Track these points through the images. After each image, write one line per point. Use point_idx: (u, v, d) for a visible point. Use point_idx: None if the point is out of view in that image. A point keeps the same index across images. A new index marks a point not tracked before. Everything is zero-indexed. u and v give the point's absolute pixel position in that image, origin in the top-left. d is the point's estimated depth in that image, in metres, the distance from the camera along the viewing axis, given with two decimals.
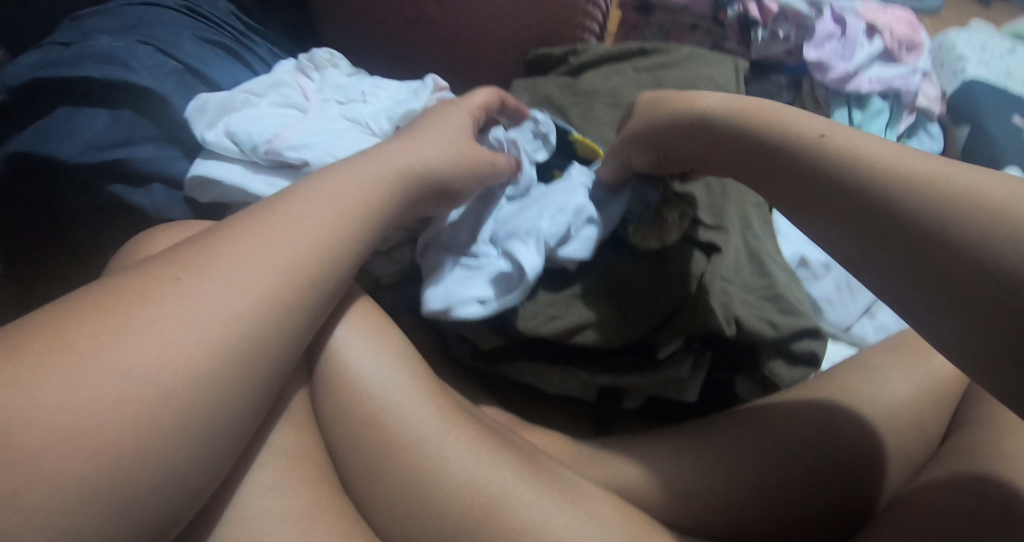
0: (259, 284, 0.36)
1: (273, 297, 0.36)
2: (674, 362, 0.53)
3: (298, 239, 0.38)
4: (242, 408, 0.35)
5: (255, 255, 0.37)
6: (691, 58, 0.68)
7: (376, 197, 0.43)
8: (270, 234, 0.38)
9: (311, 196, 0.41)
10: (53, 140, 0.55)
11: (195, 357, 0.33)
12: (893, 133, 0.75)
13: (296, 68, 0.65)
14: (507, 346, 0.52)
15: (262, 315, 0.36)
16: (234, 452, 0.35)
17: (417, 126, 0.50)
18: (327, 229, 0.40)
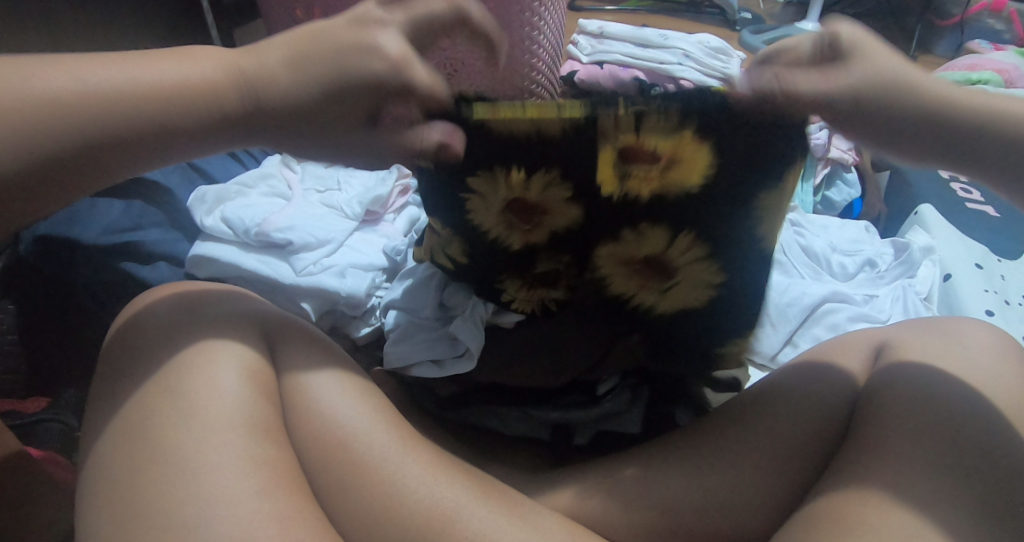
0: (219, 407, 0.45)
1: (243, 404, 0.46)
2: (612, 396, 0.62)
3: (222, 373, 0.47)
4: (235, 377, 0.47)
5: (215, 407, 0.45)
6: None
7: (239, 342, 0.50)
8: (205, 394, 0.45)
9: (198, 337, 0.49)
10: (76, 224, 0.65)
11: (234, 432, 0.45)
12: (810, 186, 0.86)
13: (281, 162, 0.76)
14: (465, 392, 0.62)
15: (243, 408, 0.46)
16: (236, 385, 0.47)
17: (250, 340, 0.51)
18: (241, 368, 0.48)
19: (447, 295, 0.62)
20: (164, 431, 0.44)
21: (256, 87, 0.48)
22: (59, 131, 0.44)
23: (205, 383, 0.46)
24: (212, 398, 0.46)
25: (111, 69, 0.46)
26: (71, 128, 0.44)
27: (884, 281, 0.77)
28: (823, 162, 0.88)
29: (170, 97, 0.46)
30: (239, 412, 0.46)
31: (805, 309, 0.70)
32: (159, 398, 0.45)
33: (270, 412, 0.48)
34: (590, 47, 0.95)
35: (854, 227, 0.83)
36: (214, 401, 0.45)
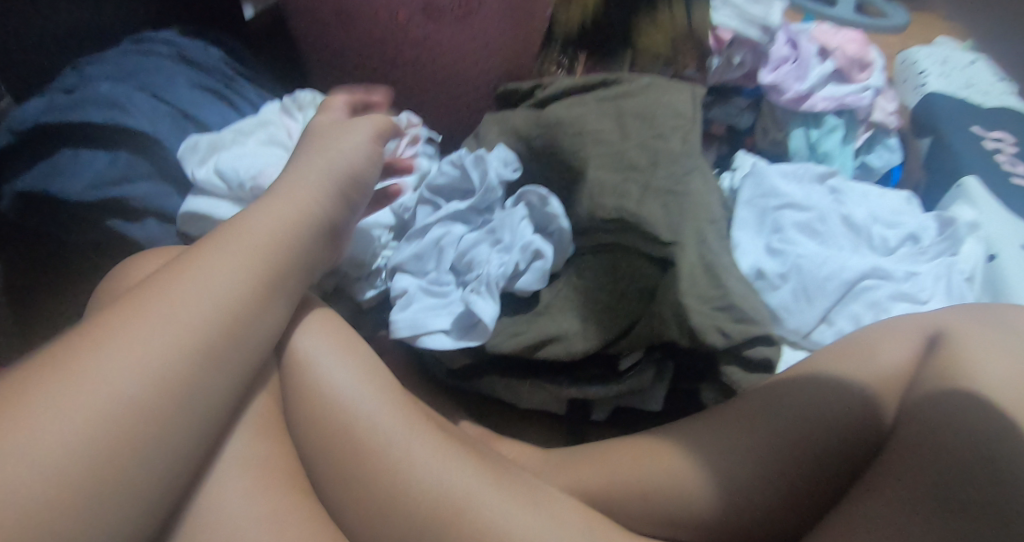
0: (147, 374, 0.41)
1: (177, 376, 0.42)
2: (635, 373, 0.56)
3: (156, 340, 0.42)
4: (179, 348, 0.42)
5: (141, 369, 0.41)
6: (651, 87, 0.70)
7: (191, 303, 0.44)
8: (134, 352, 0.41)
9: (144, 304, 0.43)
10: (56, 181, 0.62)
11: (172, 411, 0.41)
12: (850, 149, 0.79)
13: (281, 109, 0.72)
14: (476, 363, 0.57)
15: (176, 375, 0.42)
16: (179, 357, 0.42)
17: (195, 284, 0.45)
18: (185, 334, 0.43)
19: (462, 259, 0.56)
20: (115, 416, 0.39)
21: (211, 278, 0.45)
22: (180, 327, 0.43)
23: (130, 352, 0.41)
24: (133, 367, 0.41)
25: (226, 263, 0.46)
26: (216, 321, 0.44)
27: (927, 257, 0.71)
28: (864, 125, 0.81)
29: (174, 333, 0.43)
30: (182, 385, 0.42)
31: (845, 284, 0.65)
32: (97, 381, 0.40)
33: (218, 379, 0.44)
34: None
35: (896, 198, 0.77)
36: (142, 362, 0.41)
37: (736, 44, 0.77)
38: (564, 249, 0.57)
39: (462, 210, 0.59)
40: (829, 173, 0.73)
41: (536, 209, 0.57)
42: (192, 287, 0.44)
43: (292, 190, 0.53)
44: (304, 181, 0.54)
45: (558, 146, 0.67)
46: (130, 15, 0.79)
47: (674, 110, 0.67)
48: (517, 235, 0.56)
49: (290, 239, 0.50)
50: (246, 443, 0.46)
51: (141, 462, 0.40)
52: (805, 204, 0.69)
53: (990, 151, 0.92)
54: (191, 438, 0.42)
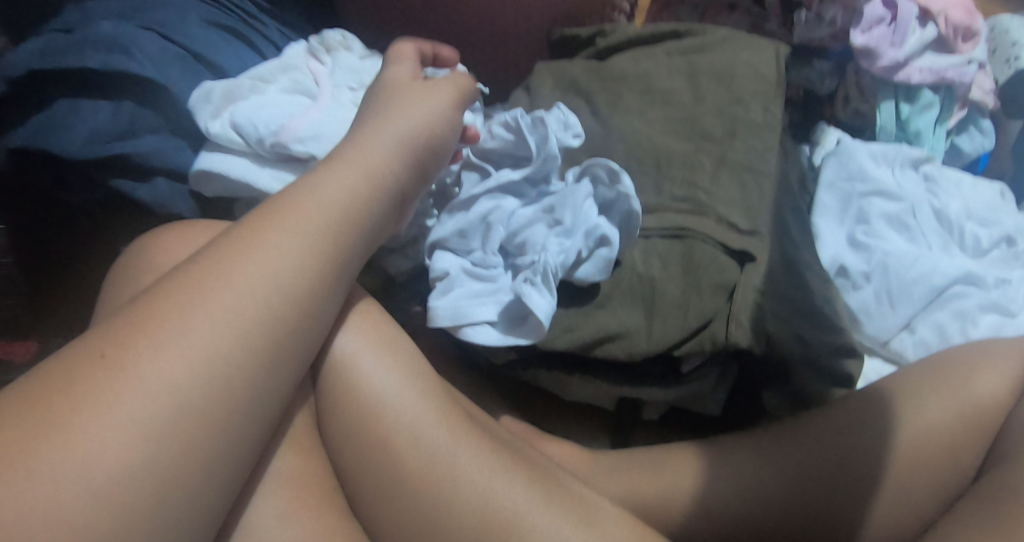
0: (205, 366, 0.35)
1: (236, 366, 0.36)
2: (698, 376, 0.51)
3: (214, 324, 0.36)
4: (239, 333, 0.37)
5: (197, 359, 0.35)
6: (728, 41, 0.62)
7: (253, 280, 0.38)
8: (188, 338, 0.35)
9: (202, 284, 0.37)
10: (55, 134, 0.55)
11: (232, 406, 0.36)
12: (942, 130, 0.70)
13: (307, 51, 0.64)
14: (521, 357, 0.51)
15: (235, 366, 0.36)
16: (239, 345, 0.36)
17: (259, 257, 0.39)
18: (246, 316, 0.37)
19: (514, 240, 0.50)
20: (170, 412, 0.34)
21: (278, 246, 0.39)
22: (240, 306, 0.37)
23: (187, 339, 0.35)
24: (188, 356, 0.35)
25: (291, 234, 0.40)
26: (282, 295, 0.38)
27: (1021, 263, 0.63)
28: (960, 102, 0.70)
29: (234, 315, 0.37)
30: (241, 377, 0.36)
31: (935, 289, 0.57)
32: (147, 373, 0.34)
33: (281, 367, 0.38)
34: None
35: (988, 187, 0.69)
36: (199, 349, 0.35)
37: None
38: (630, 232, 0.50)
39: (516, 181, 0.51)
40: (923, 157, 0.65)
41: (605, 191, 0.50)
42: (248, 273, 0.38)
43: (361, 156, 0.45)
44: (377, 147, 0.46)
45: (620, 106, 0.59)
46: None
47: (756, 71, 0.60)
48: (578, 216, 0.49)
49: (362, 210, 0.43)
50: (278, 458, 0.40)
51: (190, 471, 0.34)
52: (897, 192, 0.61)
53: None
54: (243, 442, 0.36)
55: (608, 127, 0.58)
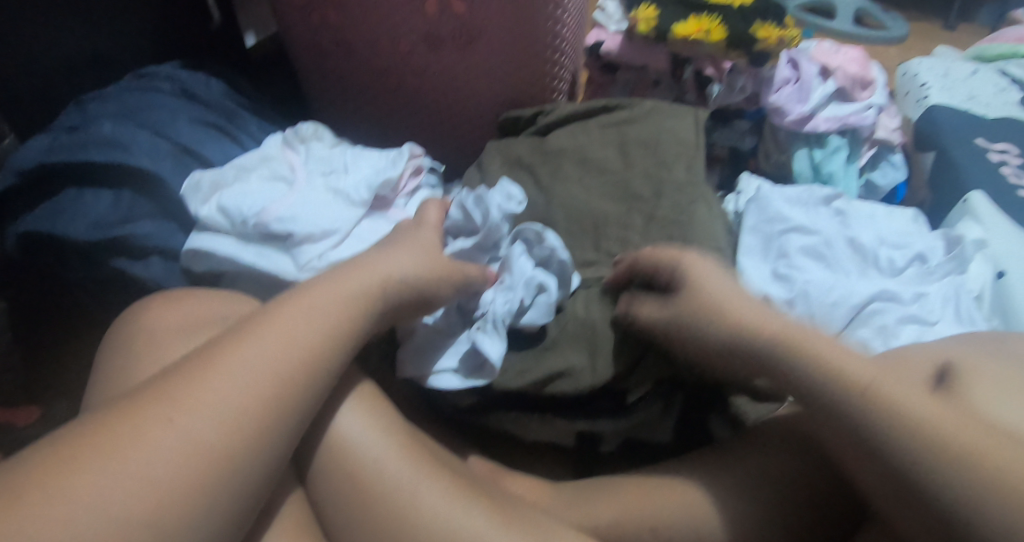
0: (219, 419, 0.42)
1: (244, 420, 0.42)
2: (644, 405, 0.57)
3: (233, 383, 0.43)
4: (253, 394, 0.43)
5: (213, 412, 0.42)
6: (654, 111, 0.71)
7: (268, 352, 0.45)
8: (210, 394, 0.42)
9: (230, 351, 0.45)
10: (62, 221, 0.63)
11: (238, 454, 0.42)
12: (854, 168, 0.79)
13: (283, 143, 0.71)
14: (482, 401, 0.56)
15: (244, 421, 0.42)
16: (252, 403, 0.43)
17: (270, 333, 0.46)
18: (259, 379, 0.44)
19: (468, 298, 0.57)
20: (183, 459, 0.40)
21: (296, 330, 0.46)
22: (254, 372, 0.44)
23: (209, 395, 0.42)
24: (206, 409, 0.42)
25: (305, 325, 0.46)
26: (291, 365, 0.45)
27: (934, 277, 0.71)
28: (868, 143, 0.82)
29: (248, 378, 0.44)
30: (251, 433, 0.43)
31: (854, 308, 0.65)
32: (170, 424, 0.41)
33: (285, 425, 0.44)
34: (617, 12, 0.81)
35: (901, 215, 0.77)
36: (216, 406, 0.42)
37: (736, 70, 0.76)
38: (568, 279, 0.58)
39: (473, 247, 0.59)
40: (833, 195, 0.73)
41: (539, 246, 0.58)
42: (264, 357, 0.44)
43: (370, 260, 0.52)
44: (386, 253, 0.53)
45: (561, 174, 0.67)
46: (134, 50, 0.80)
47: (679, 137, 0.68)
48: (517, 270, 0.56)
49: (366, 307, 0.49)
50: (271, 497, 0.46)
51: (188, 514, 0.39)
52: (812, 228, 0.69)
53: (995, 164, 0.92)
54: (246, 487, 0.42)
55: (549, 196, 0.66)
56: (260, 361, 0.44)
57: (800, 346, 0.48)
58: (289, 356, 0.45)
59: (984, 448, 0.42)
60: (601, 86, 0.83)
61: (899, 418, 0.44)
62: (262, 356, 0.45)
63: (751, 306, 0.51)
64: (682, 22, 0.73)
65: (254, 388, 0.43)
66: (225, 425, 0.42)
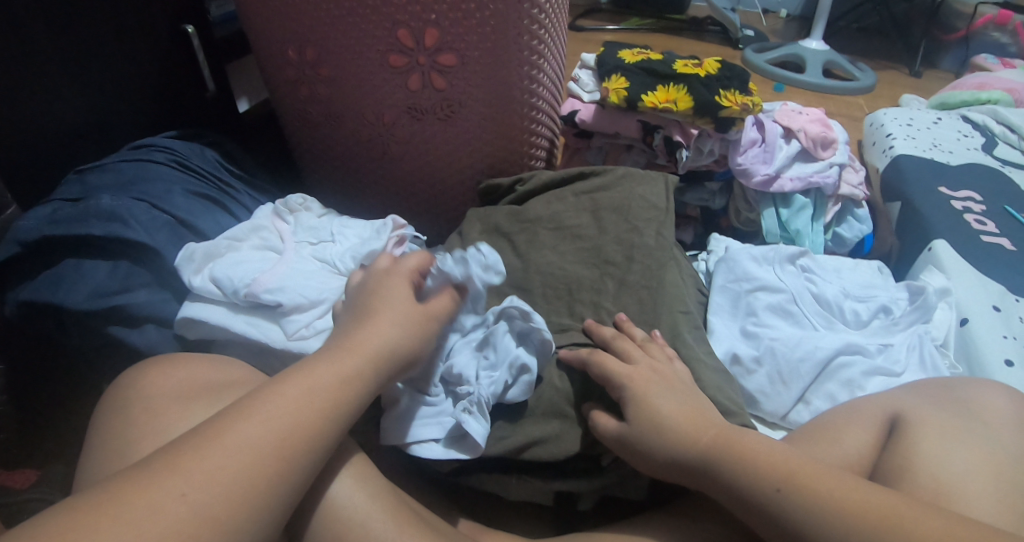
0: (220, 487, 0.44)
1: (244, 490, 0.44)
2: (618, 464, 0.59)
3: (237, 453, 0.45)
4: (255, 463, 0.45)
5: (215, 480, 0.44)
6: (625, 177, 0.75)
7: (272, 421, 0.47)
8: (214, 463, 0.45)
9: (236, 419, 0.47)
10: (61, 290, 0.65)
11: (236, 524, 0.44)
12: (820, 226, 0.84)
13: (273, 212, 0.75)
14: (464, 465, 0.59)
15: (244, 491, 0.45)
16: (254, 472, 0.45)
17: (272, 402, 0.48)
18: (261, 449, 0.46)
19: (451, 370, 0.59)
20: (184, 526, 0.42)
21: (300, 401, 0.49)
22: (258, 442, 0.46)
23: (212, 463, 0.45)
24: (209, 477, 0.44)
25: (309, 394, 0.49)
26: (292, 436, 0.47)
27: (899, 328, 0.73)
28: (833, 199, 0.85)
29: (251, 448, 0.46)
30: (250, 504, 0.44)
31: (819, 365, 0.67)
32: (175, 492, 0.43)
33: (283, 496, 0.46)
34: (592, 82, 0.85)
35: (866, 269, 0.80)
36: (218, 474, 0.44)
37: (704, 135, 0.80)
38: (547, 354, 0.62)
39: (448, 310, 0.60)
40: (798, 253, 0.77)
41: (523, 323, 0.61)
42: (269, 422, 0.47)
43: (368, 330, 0.54)
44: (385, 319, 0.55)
45: (536, 242, 0.70)
46: (133, 121, 0.84)
47: (649, 202, 0.72)
48: (502, 349, 0.59)
49: (365, 377, 0.52)
50: None
51: None
52: (778, 286, 0.72)
53: (958, 211, 0.95)
54: None
55: (526, 262, 0.70)
56: (265, 430, 0.47)
57: (735, 450, 0.51)
58: (291, 427, 0.48)
59: (904, 526, 0.44)
60: (578, 150, 0.88)
61: (814, 501, 0.46)
62: (267, 426, 0.47)
63: (691, 410, 0.55)
64: (651, 91, 0.79)
65: (257, 457, 0.46)
66: (226, 495, 0.44)
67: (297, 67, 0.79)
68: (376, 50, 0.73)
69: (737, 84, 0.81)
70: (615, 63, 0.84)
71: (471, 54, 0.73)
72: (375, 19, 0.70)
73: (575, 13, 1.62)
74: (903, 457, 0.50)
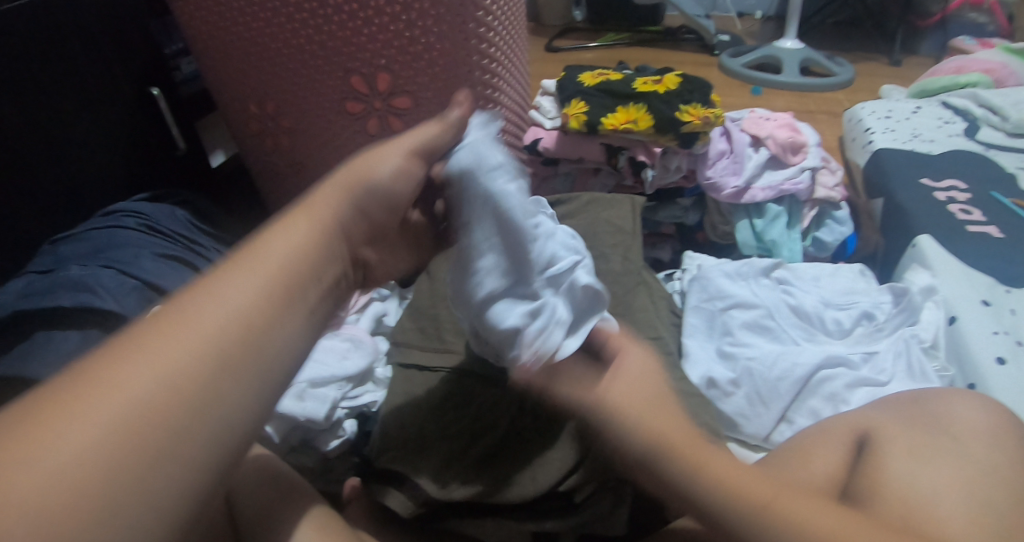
0: (160, 367, 0.36)
1: (185, 375, 0.36)
2: (592, 502, 0.58)
3: (177, 332, 0.38)
4: (197, 349, 0.37)
5: (154, 363, 0.36)
6: (591, 203, 0.75)
7: (220, 297, 0.40)
8: (151, 344, 0.37)
9: (176, 303, 0.39)
10: (29, 362, 0.64)
11: (171, 421, 0.35)
12: (796, 232, 0.82)
13: None
14: (432, 511, 0.58)
15: (184, 377, 0.36)
16: (198, 358, 0.37)
17: (220, 275, 0.42)
18: (203, 329, 0.38)
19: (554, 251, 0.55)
20: (107, 421, 0.34)
21: (254, 271, 0.42)
22: (198, 320, 0.39)
23: (148, 345, 0.37)
24: (139, 362, 0.36)
25: (251, 272, 0.42)
26: (243, 314, 0.40)
27: (884, 335, 0.71)
28: (808, 203, 0.83)
29: (195, 335, 0.38)
30: (202, 399, 0.37)
31: (797, 382, 0.65)
32: (104, 393, 0.34)
33: (231, 383, 0.38)
34: (554, 108, 0.85)
35: (846, 272, 0.78)
36: (146, 357, 0.36)
37: (669, 152, 0.80)
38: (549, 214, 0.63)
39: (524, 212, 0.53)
40: (773, 265, 0.76)
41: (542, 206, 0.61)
42: (215, 300, 0.40)
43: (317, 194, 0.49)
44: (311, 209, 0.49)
45: None
46: (107, 186, 0.84)
47: (614, 226, 0.72)
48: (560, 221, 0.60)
49: (311, 246, 0.46)
50: None
51: (127, 515, 0.32)
52: (751, 302, 0.71)
53: (942, 202, 0.92)
54: None
55: None
56: (209, 301, 0.40)
57: (699, 486, 0.50)
58: (239, 290, 0.41)
59: None
60: (544, 178, 0.87)
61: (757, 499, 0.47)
62: (213, 304, 0.40)
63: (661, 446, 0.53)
64: (611, 113, 0.79)
65: (196, 337, 0.38)
66: (167, 395, 0.35)
67: (258, 119, 0.79)
68: (330, 97, 0.73)
69: (698, 96, 0.80)
70: (574, 87, 0.84)
71: (425, 95, 0.73)
72: (327, 68, 0.70)
73: (551, 34, 1.62)
74: (872, 481, 0.49)
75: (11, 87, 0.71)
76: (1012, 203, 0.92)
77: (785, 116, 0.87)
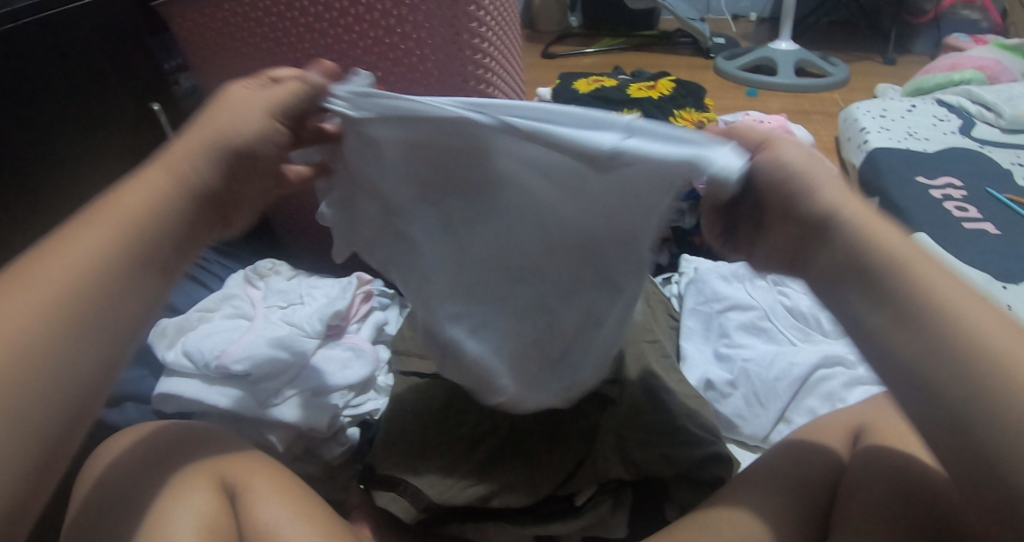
0: (31, 294, 0.39)
1: (45, 310, 0.39)
2: (592, 505, 0.59)
3: (71, 256, 0.41)
4: (84, 276, 0.41)
5: (37, 286, 0.40)
6: None
7: (111, 228, 0.43)
8: (31, 274, 0.40)
9: (80, 231, 0.42)
10: None
11: (39, 350, 0.38)
12: None
13: (244, 279, 0.76)
14: (432, 516, 0.59)
15: (79, 298, 0.41)
16: (71, 291, 0.41)
17: (118, 200, 0.44)
18: (97, 256, 0.42)
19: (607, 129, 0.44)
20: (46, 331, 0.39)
21: (133, 209, 0.43)
22: (87, 252, 0.42)
23: (51, 268, 0.41)
24: (37, 287, 0.40)
25: (160, 191, 0.44)
26: (100, 254, 0.42)
27: None
28: None
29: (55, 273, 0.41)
30: (108, 315, 0.41)
31: (795, 382, 0.66)
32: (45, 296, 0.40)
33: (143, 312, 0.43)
34: None
35: None
36: (66, 272, 0.41)
37: None
38: None
39: (576, 113, 0.41)
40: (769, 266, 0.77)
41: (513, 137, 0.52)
42: (96, 236, 0.42)
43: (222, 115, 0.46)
44: (161, 170, 0.45)
45: None
46: None
47: None
48: None
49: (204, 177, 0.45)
50: None
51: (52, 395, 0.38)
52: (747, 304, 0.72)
53: (937, 200, 0.93)
54: None
55: None
56: (82, 240, 0.42)
57: None
58: (111, 217, 0.43)
59: None
60: None
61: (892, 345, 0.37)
62: (104, 234, 0.42)
63: None
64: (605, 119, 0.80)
65: (38, 279, 0.40)
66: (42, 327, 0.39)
67: None
68: None
69: (692, 101, 0.81)
70: (569, 95, 0.85)
71: None
72: None
73: (548, 40, 1.63)
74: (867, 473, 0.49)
75: (14, 107, 0.72)
76: (1007, 199, 0.93)
77: (780, 119, 0.89)
